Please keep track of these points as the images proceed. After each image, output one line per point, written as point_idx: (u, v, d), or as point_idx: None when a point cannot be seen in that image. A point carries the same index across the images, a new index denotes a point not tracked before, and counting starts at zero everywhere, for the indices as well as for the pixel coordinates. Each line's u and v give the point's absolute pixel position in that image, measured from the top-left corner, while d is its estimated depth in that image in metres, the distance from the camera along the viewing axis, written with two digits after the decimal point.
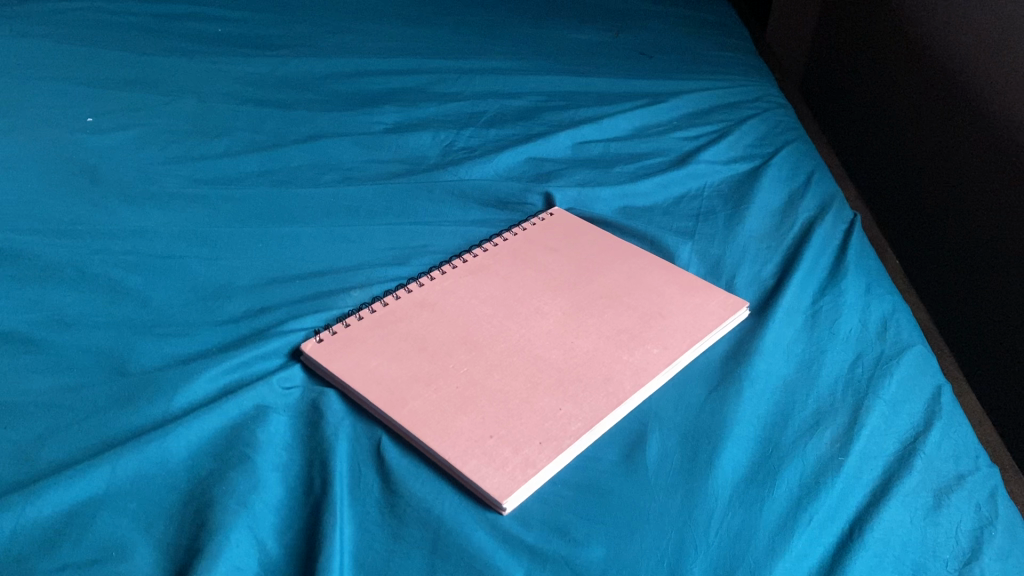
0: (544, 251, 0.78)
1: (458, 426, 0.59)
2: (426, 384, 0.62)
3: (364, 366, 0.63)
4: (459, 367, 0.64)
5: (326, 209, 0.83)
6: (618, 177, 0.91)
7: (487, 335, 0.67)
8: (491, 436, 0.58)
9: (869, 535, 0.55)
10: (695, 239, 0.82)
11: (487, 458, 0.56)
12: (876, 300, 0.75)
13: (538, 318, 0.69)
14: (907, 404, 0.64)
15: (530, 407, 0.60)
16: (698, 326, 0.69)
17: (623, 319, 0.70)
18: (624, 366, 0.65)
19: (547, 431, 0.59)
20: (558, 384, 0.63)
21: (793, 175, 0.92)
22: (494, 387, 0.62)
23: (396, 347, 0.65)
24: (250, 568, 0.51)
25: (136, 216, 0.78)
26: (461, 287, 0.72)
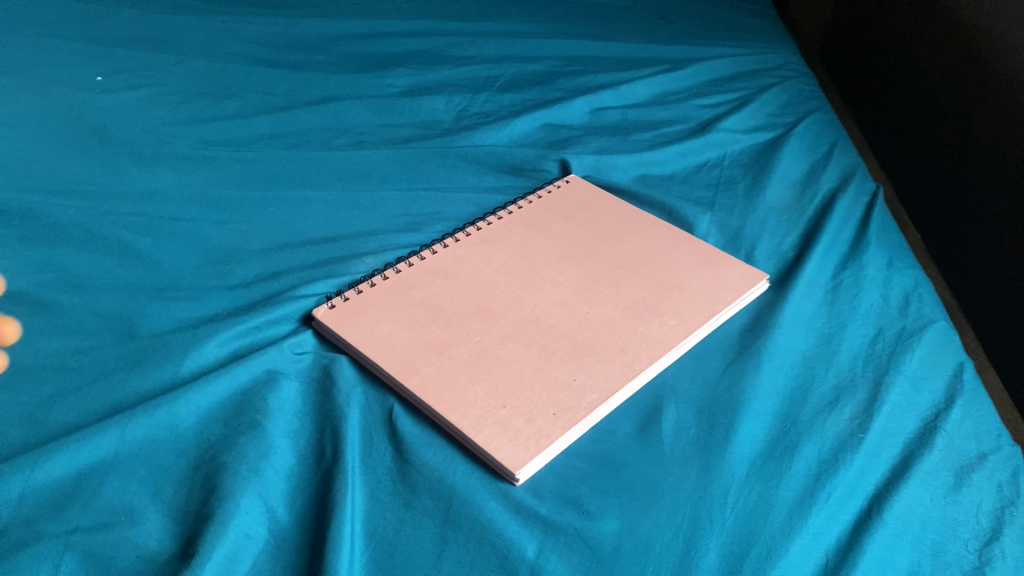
0: (559, 220, 0.76)
1: (470, 395, 0.58)
2: (439, 352, 0.61)
3: (377, 333, 0.62)
4: (473, 336, 0.63)
5: (338, 173, 0.81)
6: (635, 145, 0.89)
7: (501, 304, 0.66)
8: (504, 406, 0.57)
9: (888, 514, 0.54)
10: (713, 209, 0.80)
11: (500, 428, 0.56)
12: (898, 275, 0.73)
13: (553, 288, 0.68)
14: (928, 381, 0.63)
15: (544, 378, 0.60)
16: (715, 299, 0.68)
17: (640, 289, 0.68)
18: (640, 337, 0.64)
19: (561, 402, 0.58)
20: (573, 354, 0.62)
21: (814, 146, 0.90)
22: (507, 357, 0.61)
23: (409, 314, 0.64)
24: (261, 536, 0.51)
25: (145, 178, 0.77)
26: (475, 255, 0.71)
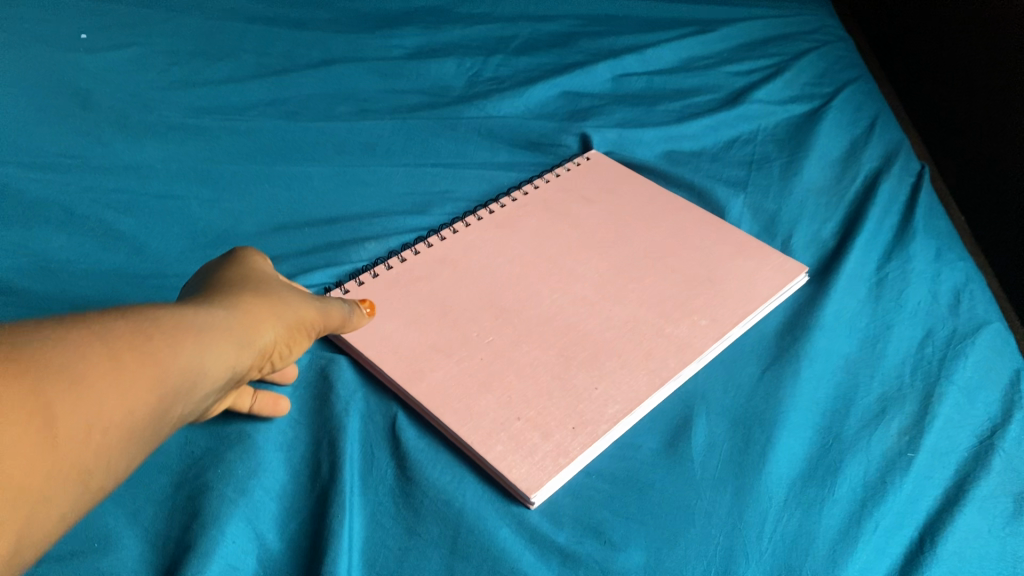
0: (579, 202, 0.71)
1: (482, 405, 0.53)
2: (448, 355, 0.56)
3: (380, 332, 0.57)
4: (485, 336, 0.57)
5: (339, 145, 0.75)
6: (661, 117, 0.83)
7: (515, 300, 0.60)
8: (518, 419, 0.52)
9: (941, 548, 0.49)
10: (747, 191, 0.74)
11: (514, 444, 0.51)
12: (948, 268, 0.67)
13: (572, 282, 0.62)
14: (983, 391, 0.57)
15: (562, 386, 0.54)
16: (749, 296, 0.62)
17: (667, 285, 0.63)
18: (668, 340, 0.58)
19: (581, 414, 0.53)
20: (595, 360, 0.56)
21: (854, 119, 0.83)
22: (522, 361, 0.56)
23: (415, 311, 0.59)
24: (249, 567, 0.46)
25: (131, 149, 0.71)
26: (487, 242, 0.65)
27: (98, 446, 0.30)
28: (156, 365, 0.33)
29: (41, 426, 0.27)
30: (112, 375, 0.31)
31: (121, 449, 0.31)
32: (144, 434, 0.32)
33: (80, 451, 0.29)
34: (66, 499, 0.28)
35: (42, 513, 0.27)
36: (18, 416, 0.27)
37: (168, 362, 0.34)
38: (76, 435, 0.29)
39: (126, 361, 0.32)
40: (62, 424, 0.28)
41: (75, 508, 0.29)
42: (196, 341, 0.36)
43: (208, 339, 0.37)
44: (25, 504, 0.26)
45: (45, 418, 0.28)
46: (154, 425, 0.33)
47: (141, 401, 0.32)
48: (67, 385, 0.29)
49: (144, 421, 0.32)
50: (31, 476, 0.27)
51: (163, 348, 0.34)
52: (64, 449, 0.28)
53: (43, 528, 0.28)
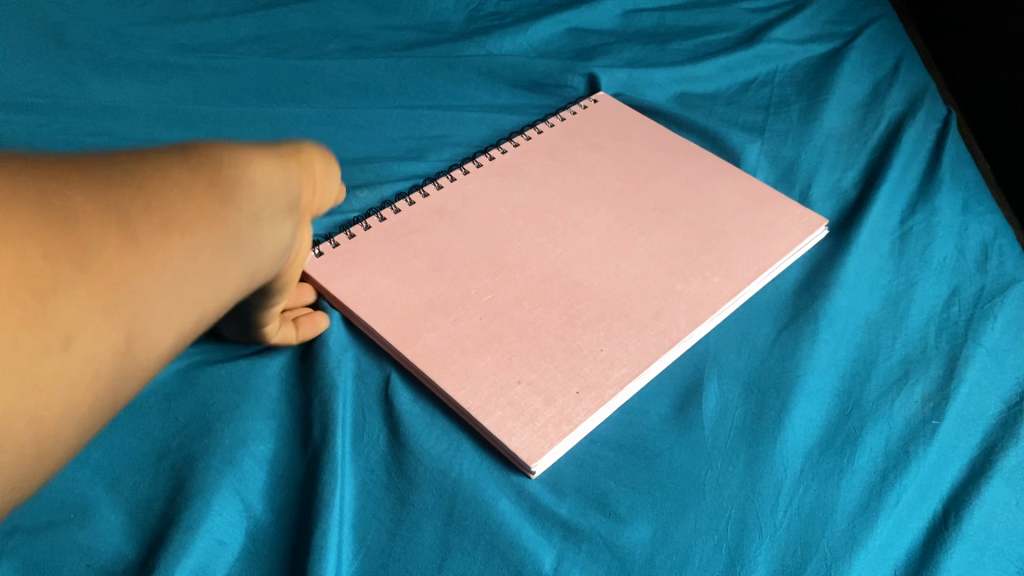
0: (586, 149, 0.67)
1: (480, 367, 0.50)
2: (444, 313, 0.52)
3: (371, 288, 0.54)
4: (483, 294, 0.54)
5: (330, 86, 0.70)
6: (673, 57, 0.78)
7: (516, 256, 0.57)
8: (520, 382, 0.49)
9: (967, 523, 0.46)
10: (764, 136, 0.71)
11: (514, 410, 0.48)
12: (976, 222, 0.63)
13: (577, 236, 0.58)
14: (1012, 353, 0.54)
15: (566, 347, 0.51)
16: (765, 252, 0.58)
17: (679, 238, 0.59)
18: (679, 298, 0.55)
19: (585, 377, 0.50)
20: (600, 320, 0.53)
21: (877, 61, 0.78)
22: (524, 320, 0.52)
23: (409, 266, 0.55)
24: (236, 541, 0.43)
25: (107, 88, 0.66)
26: (488, 191, 0.61)
27: (183, 266, 0.26)
28: (227, 197, 0.29)
29: (128, 239, 0.24)
30: (185, 195, 0.27)
31: (205, 279, 0.28)
32: (225, 267, 0.29)
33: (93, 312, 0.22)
34: (161, 323, 0.25)
35: (96, 353, 0.22)
36: (102, 226, 0.23)
37: (234, 190, 0.30)
38: (158, 255, 0.25)
39: (136, 206, 0.25)
40: (147, 239, 0.25)
41: (171, 339, 0.26)
42: (253, 171, 0.32)
43: (262, 165, 0.33)
44: (125, 314, 0.23)
45: (129, 231, 0.24)
46: (233, 256, 0.29)
47: (196, 256, 0.27)
48: (146, 202, 0.25)
49: (220, 249, 0.28)
50: (120, 285, 0.23)
51: (228, 177, 0.30)
52: (153, 266, 0.25)
53: (144, 357, 0.25)
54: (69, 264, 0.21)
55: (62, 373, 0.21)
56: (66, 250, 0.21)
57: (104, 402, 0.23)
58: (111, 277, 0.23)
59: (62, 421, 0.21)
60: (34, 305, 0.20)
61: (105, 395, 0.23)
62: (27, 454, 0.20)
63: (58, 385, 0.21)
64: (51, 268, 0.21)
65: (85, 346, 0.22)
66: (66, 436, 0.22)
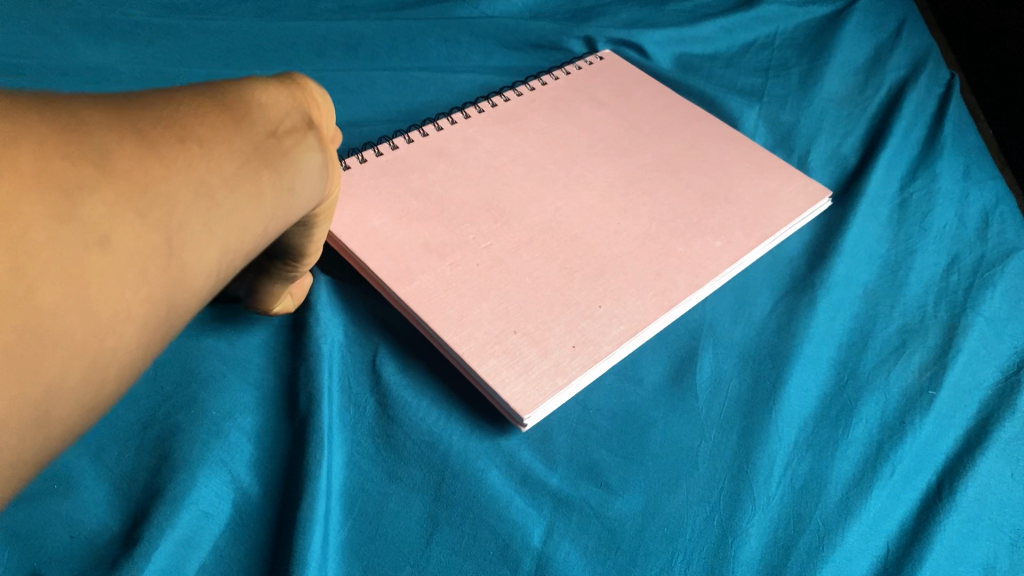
0: (588, 104, 0.65)
1: (475, 315, 0.48)
2: (441, 256, 0.51)
3: (367, 224, 0.52)
4: (481, 240, 0.52)
5: (319, 46, 0.68)
6: (671, 18, 0.76)
7: (515, 206, 0.55)
8: (515, 332, 0.47)
9: (961, 495, 0.45)
10: (763, 100, 0.69)
11: (509, 359, 0.46)
12: (977, 188, 0.62)
13: (578, 191, 0.57)
14: (1011, 323, 0.53)
15: (565, 302, 0.49)
16: (769, 217, 0.57)
17: (681, 199, 0.58)
18: (680, 256, 0.53)
19: (583, 333, 0.48)
20: (599, 276, 0.51)
21: (880, 23, 0.76)
22: (521, 271, 0.51)
23: (407, 205, 0.54)
24: (223, 513, 0.42)
25: (89, 47, 0.64)
26: (487, 137, 0.60)
27: (216, 173, 0.26)
28: (245, 119, 0.28)
29: (141, 145, 0.23)
30: (200, 113, 0.26)
31: (247, 190, 0.27)
32: (262, 187, 0.28)
33: (138, 242, 0.22)
34: (203, 229, 0.25)
35: (110, 283, 0.21)
36: (108, 132, 0.22)
37: (254, 110, 0.29)
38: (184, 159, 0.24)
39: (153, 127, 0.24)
40: (165, 147, 0.24)
41: (217, 250, 0.26)
42: (278, 91, 0.31)
43: (272, 84, 0.30)
44: (158, 218, 0.23)
45: (145, 141, 0.23)
46: (269, 174, 0.29)
47: (225, 178, 0.26)
48: (162, 115, 0.25)
49: (248, 165, 0.27)
50: (147, 187, 0.23)
51: (244, 98, 0.29)
52: (179, 172, 0.24)
53: (189, 268, 0.25)
54: (91, 166, 0.21)
55: (121, 243, 0.21)
56: (86, 154, 0.21)
57: (153, 298, 0.23)
58: (135, 179, 0.22)
59: (105, 311, 0.21)
60: (64, 202, 0.20)
61: (149, 298, 0.23)
62: (79, 345, 0.20)
63: (97, 281, 0.21)
64: (70, 167, 0.20)
65: (121, 244, 0.21)
66: (115, 332, 0.21)
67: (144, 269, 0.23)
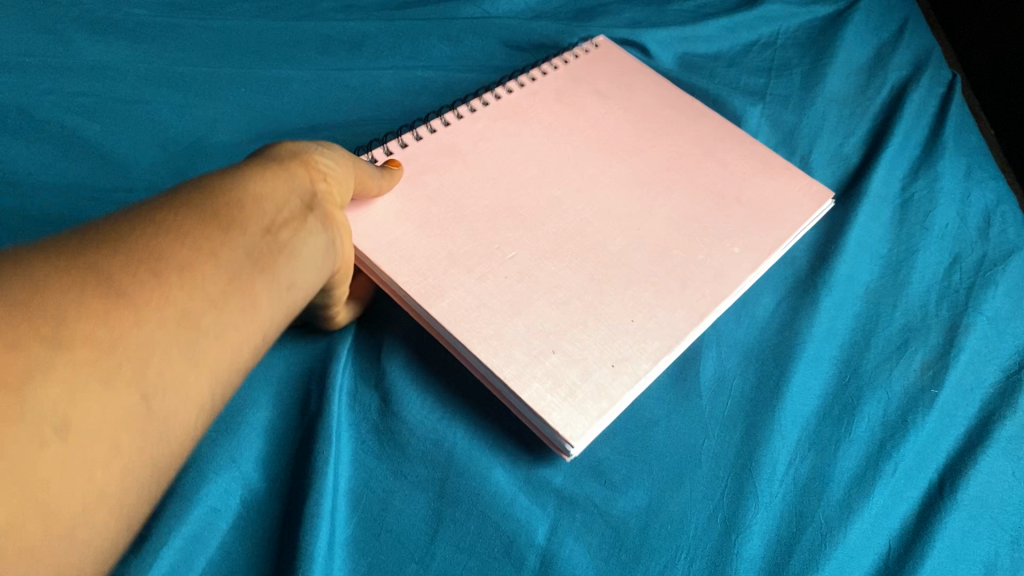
0: (591, 95, 0.64)
1: (509, 333, 0.46)
2: (467, 271, 0.49)
3: (388, 236, 0.49)
4: (506, 250, 0.50)
5: (323, 44, 0.68)
6: (673, 17, 0.76)
7: (534, 211, 0.53)
8: (552, 352, 0.46)
9: (962, 493, 0.46)
10: (765, 100, 0.69)
11: (551, 383, 0.44)
12: (978, 188, 0.62)
13: (595, 193, 0.56)
14: (1012, 322, 0.53)
15: (597, 317, 0.48)
16: (781, 221, 0.57)
17: (694, 202, 0.57)
18: (700, 268, 0.52)
19: (618, 350, 0.47)
20: (629, 286, 0.50)
21: (882, 23, 0.77)
22: (549, 281, 0.49)
23: (425, 211, 0.51)
24: (230, 509, 0.43)
25: (93, 44, 0.63)
26: (497, 134, 0.58)
27: (190, 308, 0.27)
28: (231, 228, 0.30)
29: (108, 298, 0.24)
30: (182, 241, 0.28)
31: (224, 319, 0.28)
32: (248, 298, 0.30)
33: (106, 408, 0.22)
34: (180, 371, 0.26)
35: (80, 465, 0.21)
36: (73, 297, 0.23)
37: (239, 218, 0.31)
38: (154, 301, 0.25)
39: (128, 270, 0.25)
40: (138, 293, 0.25)
41: (203, 385, 0.27)
42: (252, 207, 0.32)
43: (269, 179, 0.34)
44: (128, 372, 0.24)
45: (113, 290, 0.24)
46: (255, 282, 0.30)
47: (208, 306, 0.28)
48: (133, 258, 0.26)
49: (234, 283, 0.29)
50: (112, 347, 0.23)
51: (228, 205, 0.31)
52: (153, 314, 0.25)
53: (175, 410, 0.25)
54: (43, 344, 0.21)
55: (84, 419, 0.22)
56: (38, 334, 0.21)
57: (132, 464, 0.23)
58: (98, 343, 0.23)
59: (72, 505, 0.21)
60: (12, 398, 0.20)
61: (128, 469, 0.23)
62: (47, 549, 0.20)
63: (61, 476, 0.20)
64: (20, 355, 0.20)
65: (86, 424, 0.22)
66: (87, 521, 0.21)
67: (123, 432, 0.23)
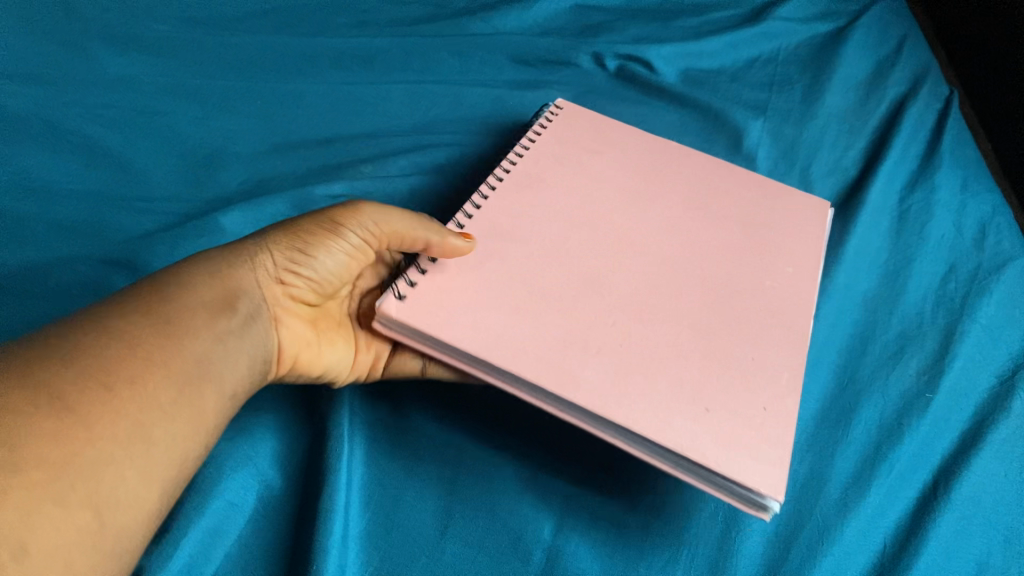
0: (590, 154, 0.56)
1: (653, 392, 0.40)
2: (584, 345, 0.42)
3: (480, 324, 0.42)
4: (605, 318, 0.43)
5: (336, 59, 0.70)
6: (678, 34, 0.78)
7: (601, 266, 0.47)
8: (707, 408, 0.40)
9: (956, 493, 0.47)
10: (766, 114, 0.71)
11: (722, 438, 0.38)
12: (974, 200, 0.63)
13: (678, 251, 0.49)
14: (1007, 329, 0.55)
15: (725, 363, 0.42)
16: (802, 244, 0.52)
17: (733, 232, 0.52)
18: (775, 294, 0.47)
19: (754, 386, 0.41)
20: (736, 329, 0.44)
21: (881, 39, 0.79)
22: (661, 344, 0.43)
23: (506, 295, 0.44)
24: (247, 505, 0.44)
25: (114, 60, 0.65)
26: (537, 206, 0.51)
27: (135, 423, 0.33)
28: (172, 348, 0.37)
29: (61, 419, 0.31)
30: (127, 364, 0.34)
31: (167, 433, 0.35)
32: (187, 411, 0.36)
33: (60, 514, 0.29)
34: (131, 476, 0.32)
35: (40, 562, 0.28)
36: (31, 424, 0.30)
37: (182, 337, 0.37)
38: (104, 417, 0.32)
39: (81, 395, 0.32)
40: (86, 414, 0.32)
41: (149, 489, 0.33)
42: (203, 320, 0.39)
43: (218, 292, 0.41)
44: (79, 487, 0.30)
45: (64, 413, 0.31)
46: (192, 396, 0.36)
47: (153, 424, 0.34)
48: (82, 384, 0.32)
49: (173, 399, 0.35)
50: (62, 466, 0.30)
51: (175, 327, 0.37)
52: (99, 430, 0.32)
53: (122, 509, 0.32)
54: (1, 469, 0.28)
55: (39, 539, 0.28)
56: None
57: (89, 556, 0.30)
58: (47, 461, 0.30)
59: None
60: None
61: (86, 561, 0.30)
62: None
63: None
64: None
65: (43, 536, 0.28)
66: None
67: (76, 548, 0.29)
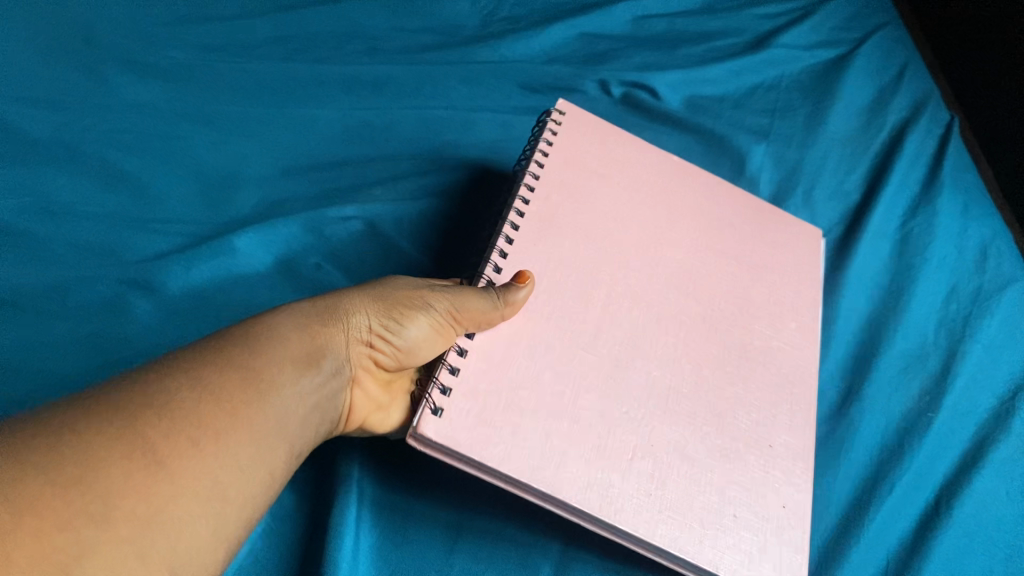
0: (602, 180, 0.55)
1: (686, 496, 0.42)
2: (620, 453, 0.42)
3: (526, 440, 0.40)
4: (632, 411, 0.44)
5: (347, 83, 0.71)
6: (683, 62, 0.80)
7: (626, 340, 0.47)
8: (732, 513, 0.43)
9: (958, 511, 0.48)
10: (769, 139, 0.72)
11: (743, 547, 0.42)
12: (976, 224, 0.64)
13: (698, 333, 0.50)
14: (1007, 351, 0.56)
15: (741, 458, 0.45)
16: (798, 288, 0.56)
17: (738, 276, 0.54)
18: (782, 355, 0.51)
19: (759, 461, 0.45)
20: (747, 410, 0.47)
21: (882, 67, 0.80)
22: (682, 441, 0.44)
23: (545, 399, 0.42)
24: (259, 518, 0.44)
25: (130, 83, 0.66)
26: (562, 262, 0.49)
27: (216, 483, 0.31)
28: (259, 403, 0.35)
29: (150, 470, 0.29)
30: (214, 415, 0.33)
31: (243, 497, 0.33)
32: (263, 473, 0.34)
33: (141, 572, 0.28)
34: (207, 536, 0.31)
35: None
36: (119, 471, 0.28)
37: (269, 393, 0.36)
38: (188, 473, 0.30)
39: (169, 441, 0.31)
40: (172, 465, 0.30)
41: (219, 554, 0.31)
42: (290, 376, 0.37)
43: (303, 342, 0.39)
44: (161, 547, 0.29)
45: (152, 465, 0.29)
46: (269, 458, 0.35)
47: (233, 486, 0.32)
48: (169, 434, 0.31)
49: (252, 460, 0.34)
50: (152, 519, 0.28)
51: (262, 379, 0.36)
52: (184, 484, 0.30)
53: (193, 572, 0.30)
54: (88, 521, 0.27)
55: None
56: (85, 511, 0.27)
57: None
58: (138, 515, 0.28)
59: None
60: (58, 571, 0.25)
61: None
62: None
63: None
64: (67, 534, 0.26)
65: None
66: None
67: None
